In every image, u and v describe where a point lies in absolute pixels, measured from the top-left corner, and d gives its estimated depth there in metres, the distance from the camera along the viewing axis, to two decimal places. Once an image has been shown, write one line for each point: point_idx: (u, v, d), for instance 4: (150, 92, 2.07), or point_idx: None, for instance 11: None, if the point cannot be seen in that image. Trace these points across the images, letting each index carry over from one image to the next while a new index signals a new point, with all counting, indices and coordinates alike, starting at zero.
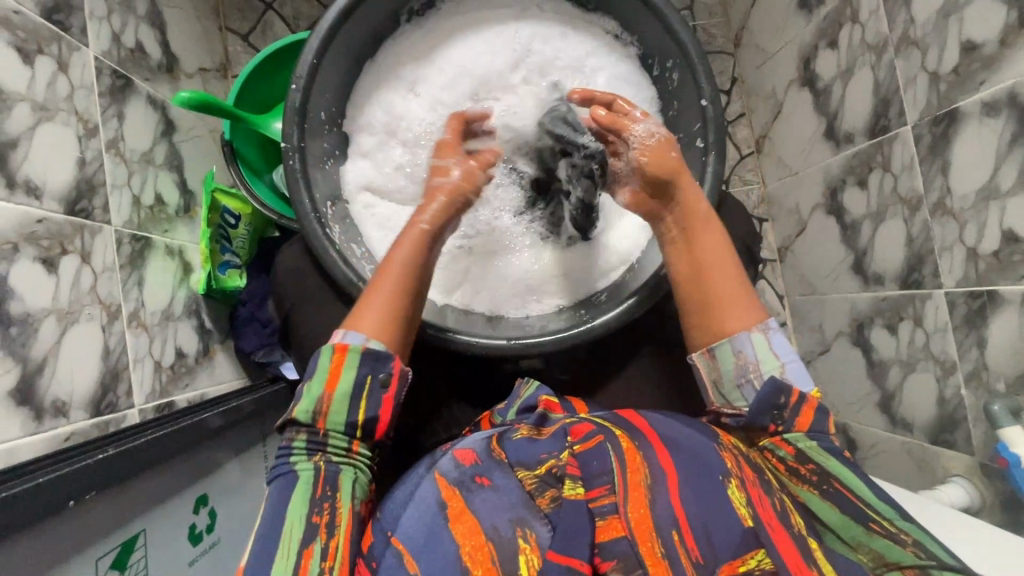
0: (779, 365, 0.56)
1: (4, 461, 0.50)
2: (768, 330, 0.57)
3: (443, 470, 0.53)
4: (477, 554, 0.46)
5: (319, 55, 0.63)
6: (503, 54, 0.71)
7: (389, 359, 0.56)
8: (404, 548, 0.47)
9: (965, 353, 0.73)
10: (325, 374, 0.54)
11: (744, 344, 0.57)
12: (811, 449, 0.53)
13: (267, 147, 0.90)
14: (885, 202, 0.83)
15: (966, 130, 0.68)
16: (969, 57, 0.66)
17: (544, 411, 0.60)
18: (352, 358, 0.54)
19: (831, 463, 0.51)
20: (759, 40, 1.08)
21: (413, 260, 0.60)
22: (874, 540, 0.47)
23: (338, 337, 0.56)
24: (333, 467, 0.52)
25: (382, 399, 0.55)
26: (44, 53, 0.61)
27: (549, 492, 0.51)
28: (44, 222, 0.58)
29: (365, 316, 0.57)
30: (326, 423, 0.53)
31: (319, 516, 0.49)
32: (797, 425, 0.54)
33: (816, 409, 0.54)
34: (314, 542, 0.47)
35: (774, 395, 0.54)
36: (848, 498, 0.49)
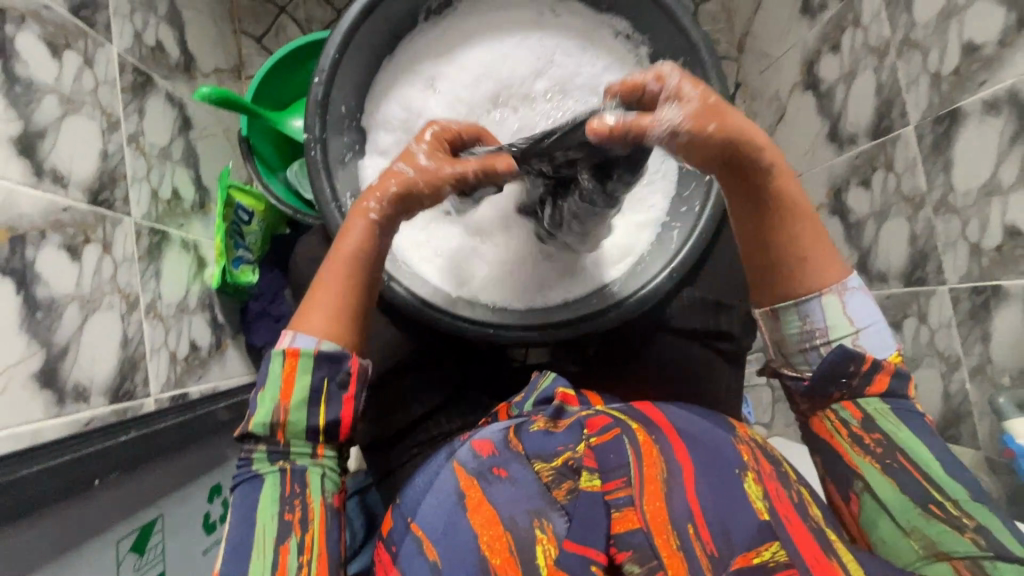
0: (852, 330, 0.52)
1: (30, 439, 0.51)
2: (846, 292, 0.52)
3: (461, 460, 0.52)
4: (494, 544, 0.46)
5: (341, 51, 0.66)
6: (526, 63, 0.73)
7: (343, 358, 0.53)
8: (423, 534, 0.49)
9: (969, 348, 0.74)
10: (278, 381, 0.52)
11: (812, 309, 0.52)
12: (880, 415, 0.50)
13: (282, 145, 0.92)
14: (888, 201, 0.85)
15: (968, 129, 0.69)
16: (970, 58, 0.68)
17: (561, 403, 0.58)
18: (305, 363, 0.52)
19: (899, 431, 0.50)
20: (763, 46, 1.10)
21: (362, 251, 0.56)
22: (929, 524, 0.46)
23: (286, 342, 0.53)
24: (298, 467, 0.50)
25: (341, 398, 0.52)
26: (71, 48, 0.63)
27: (566, 484, 0.50)
28: (69, 210, 0.59)
29: (313, 315, 0.54)
30: (285, 429, 0.51)
31: (291, 514, 0.49)
32: (870, 390, 0.51)
33: (892, 378, 0.51)
34: (290, 538, 0.48)
35: (842, 362, 0.51)
36: (911, 477, 0.48)
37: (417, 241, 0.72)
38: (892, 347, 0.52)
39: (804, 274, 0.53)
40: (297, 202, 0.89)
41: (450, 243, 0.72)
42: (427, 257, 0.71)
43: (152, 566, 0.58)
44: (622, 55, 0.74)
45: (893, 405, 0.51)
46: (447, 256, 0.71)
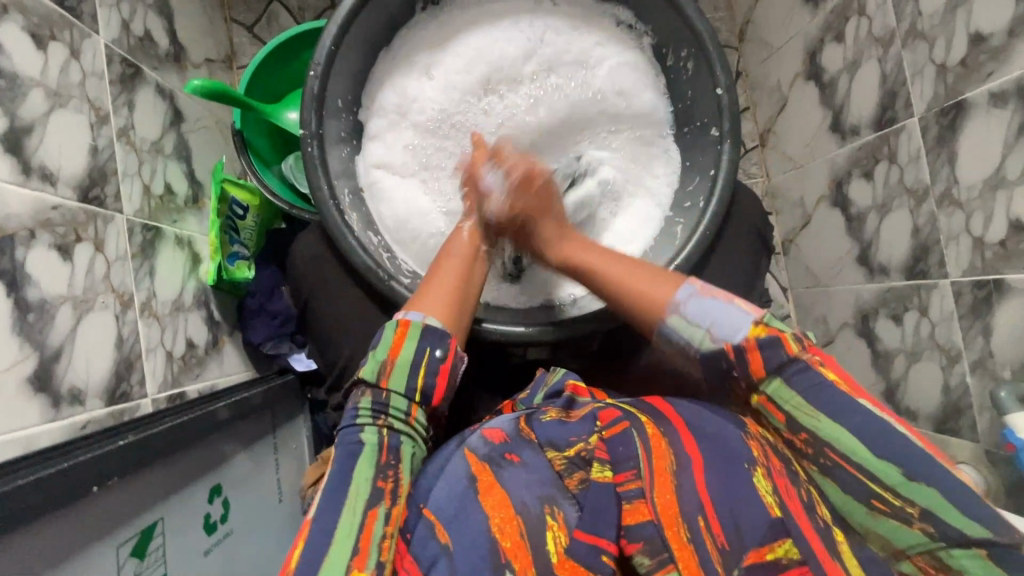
0: (705, 328, 0.51)
1: (22, 448, 0.50)
2: (679, 303, 0.54)
3: (472, 447, 0.52)
4: (506, 527, 0.45)
5: (337, 41, 0.64)
6: (516, 44, 0.72)
7: (445, 334, 0.55)
8: (435, 519, 0.47)
9: (970, 341, 0.74)
10: (387, 343, 0.54)
11: (671, 333, 0.54)
12: (795, 408, 0.46)
13: (276, 135, 0.90)
14: (891, 193, 0.84)
15: (973, 121, 0.69)
16: (977, 49, 0.67)
17: (571, 395, 0.60)
18: (416, 331, 0.54)
19: (824, 430, 0.45)
20: (764, 34, 1.09)
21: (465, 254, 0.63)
22: (879, 521, 0.44)
23: (402, 313, 0.56)
24: (396, 438, 0.51)
25: (438, 371, 0.54)
26: (57, 39, 0.61)
27: (578, 474, 0.50)
28: (59, 208, 0.58)
29: (428, 298, 0.58)
30: (388, 383, 0.53)
31: (384, 482, 0.49)
32: (753, 376, 0.48)
33: (761, 347, 0.48)
34: (380, 504, 0.47)
35: (717, 359, 0.50)
36: (846, 471, 0.45)
37: (393, 222, 0.70)
38: (752, 315, 0.49)
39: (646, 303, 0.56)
40: (292, 196, 0.87)
41: (431, 228, 0.71)
42: (405, 241, 0.70)
43: (154, 568, 0.58)
44: (620, 41, 0.73)
45: (800, 384, 0.46)
46: (423, 241, 0.71)
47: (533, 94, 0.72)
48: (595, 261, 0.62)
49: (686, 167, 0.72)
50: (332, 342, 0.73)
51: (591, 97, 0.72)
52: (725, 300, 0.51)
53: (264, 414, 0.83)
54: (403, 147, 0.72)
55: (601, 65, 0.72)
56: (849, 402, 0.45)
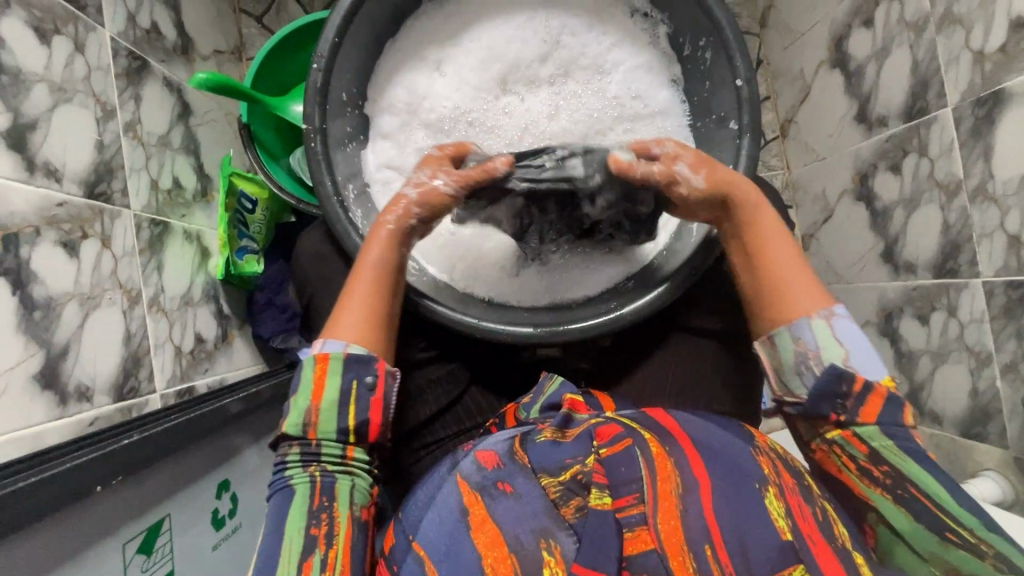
0: (843, 352, 0.51)
1: (30, 446, 0.50)
2: (834, 316, 0.52)
3: (464, 473, 0.49)
4: (498, 566, 0.43)
5: (341, 33, 0.62)
6: (532, 45, 0.69)
7: (370, 361, 0.53)
8: (425, 554, 0.45)
9: (1002, 344, 0.70)
10: (310, 384, 0.52)
11: (803, 329, 0.52)
12: (887, 448, 0.48)
13: (284, 130, 0.88)
14: (920, 188, 0.80)
15: (1012, 112, 0.64)
16: (1019, 35, 0.62)
17: (569, 411, 0.55)
18: (336, 366, 0.53)
19: (911, 467, 0.46)
20: (788, 20, 1.04)
21: (386, 262, 0.57)
22: (947, 551, 0.45)
23: (319, 346, 0.54)
24: (328, 477, 0.50)
25: (370, 401, 0.53)
26: (60, 33, 0.60)
27: (574, 501, 0.47)
28: (65, 205, 0.57)
29: (344, 323, 0.55)
30: (316, 433, 0.51)
31: (317, 527, 0.48)
32: (863, 420, 0.49)
33: (886, 398, 0.49)
34: (314, 554, 0.47)
35: (837, 383, 0.50)
36: (922, 505, 0.46)
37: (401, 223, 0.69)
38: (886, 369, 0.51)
39: (790, 299, 0.54)
40: (300, 190, 0.86)
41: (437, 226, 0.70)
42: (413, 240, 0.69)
43: (161, 564, 0.58)
44: (636, 36, 0.70)
45: (894, 435, 0.48)
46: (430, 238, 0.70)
47: (552, 99, 0.69)
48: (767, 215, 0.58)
49: None
50: None
51: (609, 104, 0.70)
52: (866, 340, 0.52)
53: (272, 409, 0.83)
54: (416, 147, 0.70)
55: (615, 70, 0.70)
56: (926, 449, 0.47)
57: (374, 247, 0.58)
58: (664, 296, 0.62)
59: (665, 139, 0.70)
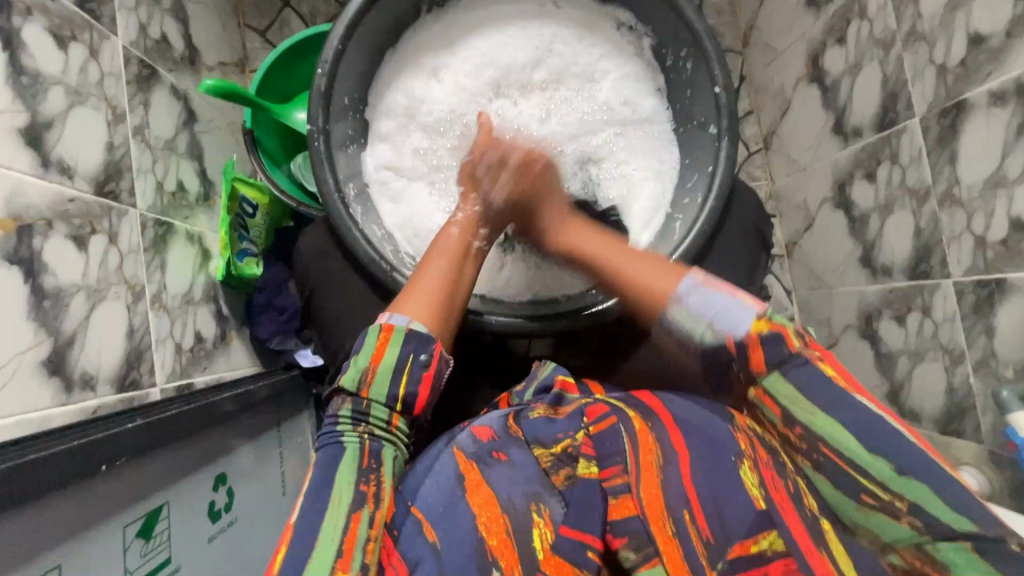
0: (705, 322, 0.49)
1: (37, 427, 0.52)
2: (680, 294, 0.52)
3: (461, 444, 0.53)
4: (492, 526, 0.46)
5: (344, 41, 0.66)
6: (525, 52, 0.74)
7: (430, 341, 0.54)
8: (423, 517, 0.48)
9: (973, 341, 0.74)
10: (371, 347, 0.53)
11: (671, 321, 0.52)
12: (794, 402, 0.44)
13: (286, 136, 0.92)
14: (893, 195, 0.84)
15: (974, 120, 0.69)
16: (977, 49, 0.67)
17: (561, 391, 0.59)
18: (399, 337, 0.53)
19: (822, 425, 0.43)
20: (768, 39, 1.10)
21: (456, 253, 0.63)
22: (868, 516, 0.42)
23: (385, 317, 0.55)
24: (376, 442, 0.50)
25: (422, 377, 0.53)
26: (77, 40, 0.63)
27: (564, 470, 0.51)
28: (76, 201, 0.60)
29: (412, 301, 0.57)
30: (370, 392, 0.51)
31: (367, 485, 0.47)
32: (752, 368, 0.46)
33: (762, 342, 0.45)
34: (363, 507, 0.46)
35: (718, 350, 0.49)
36: (841, 469, 0.42)
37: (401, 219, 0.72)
38: (756, 309, 0.47)
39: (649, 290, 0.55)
40: (301, 194, 0.89)
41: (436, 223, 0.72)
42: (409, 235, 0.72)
43: (158, 551, 0.59)
44: (622, 48, 0.75)
45: (804, 383, 0.43)
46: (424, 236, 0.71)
47: (544, 103, 0.74)
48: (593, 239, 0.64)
49: (686, 164, 0.72)
50: (335, 337, 0.75)
51: (599, 108, 0.74)
52: (727, 292, 0.49)
53: (269, 407, 0.85)
54: (412, 149, 0.73)
55: (606, 78, 0.75)
56: (839, 394, 0.43)
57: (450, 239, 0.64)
58: None
59: (651, 143, 0.74)
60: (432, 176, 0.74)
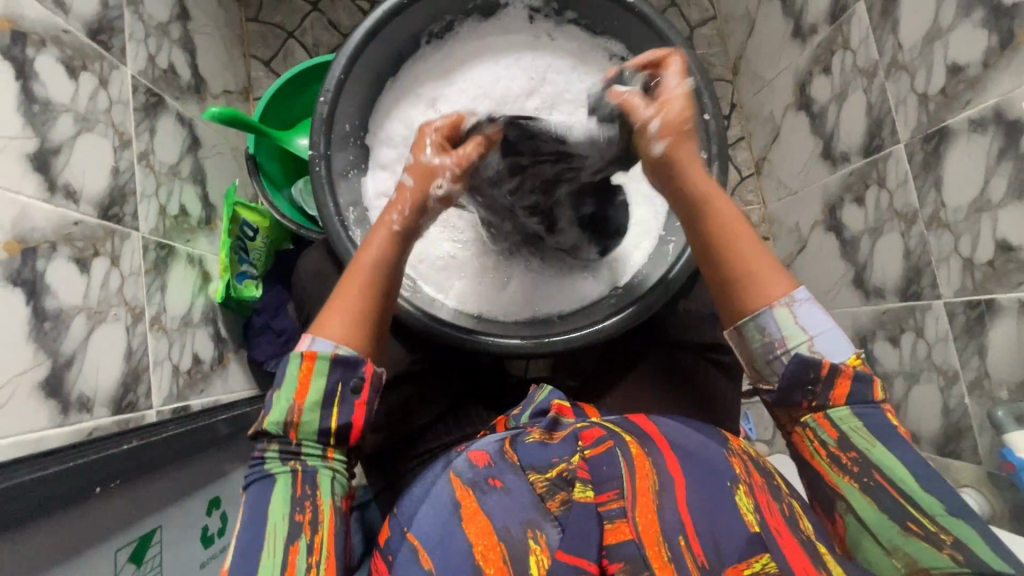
0: (808, 338, 0.52)
1: (31, 450, 0.52)
2: (795, 300, 0.52)
3: (457, 470, 0.52)
4: (488, 554, 0.45)
5: (347, 71, 0.68)
6: (519, 82, 0.76)
7: (358, 364, 0.51)
8: (418, 543, 0.47)
9: (966, 361, 0.74)
10: (293, 382, 0.51)
11: (769, 321, 0.52)
12: (857, 433, 0.49)
13: (287, 161, 0.94)
14: (882, 218, 0.86)
15: (956, 146, 0.71)
16: (955, 79, 0.70)
17: (555, 415, 0.58)
18: (322, 365, 0.51)
19: (878, 452, 0.48)
20: (757, 69, 1.13)
21: (382, 265, 0.57)
22: (909, 542, 0.46)
23: (307, 343, 0.52)
24: (309, 469, 0.49)
25: (354, 403, 0.51)
26: (87, 70, 0.66)
27: (559, 495, 0.49)
28: (80, 224, 0.61)
29: (332, 320, 0.53)
30: (298, 432, 0.50)
31: (301, 515, 0.48)
32: (834, 398, 0.50)
33: (854, 378, 0.50)
34: (300, 539, 0.47)
35: (812, 367, 0.51)
36: (888, 494, 0.47)
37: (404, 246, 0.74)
38: (852, 348, 0.52)
39: (753, 279, 0.53)
40: (300, 217, 0.90)
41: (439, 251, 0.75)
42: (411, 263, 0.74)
43: None
44: None
45: (865, 417, 0.50)
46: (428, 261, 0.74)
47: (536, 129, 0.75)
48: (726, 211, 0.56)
49: None
50: None
51: None
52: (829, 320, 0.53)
53: None
54: None
55: None
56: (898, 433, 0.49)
57: (373, 248, 0.57)
58: (637, 311, 0.67)
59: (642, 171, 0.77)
60: None
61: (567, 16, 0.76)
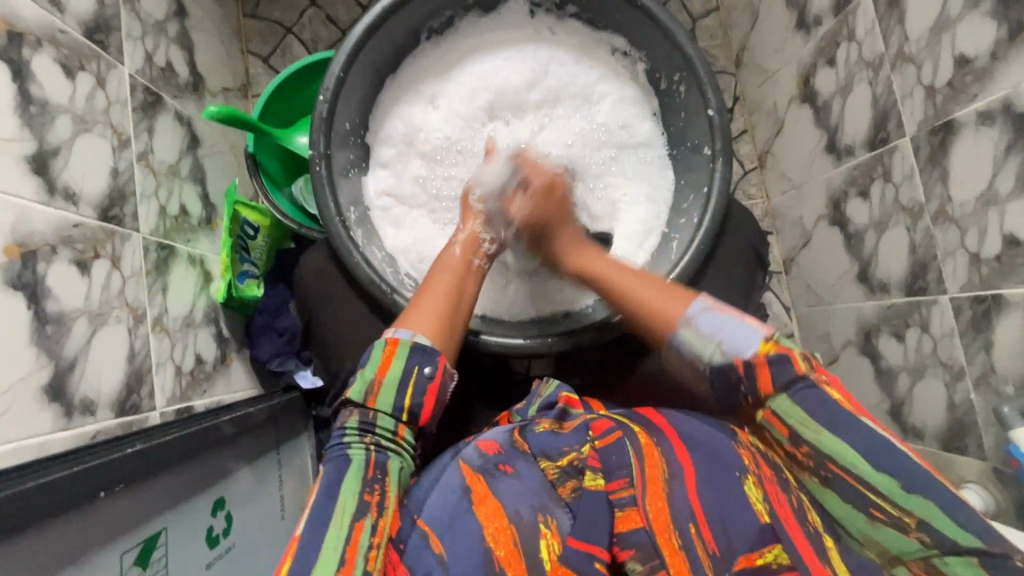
0: (715, 342, 0.51)
1: (34, 454, 0.51)
2: (691, 317, 0.54)
3: (467, 458, 0.52)
4: (499, 537, 0.45)
5: (346, 69, 0.67)
6: (521, 75, 0.75)
7: (434, 353, 0.54)
8: (429, 528, 0.47)
9: (972, 357, 0.74)
10: (376, 360, 0.52)
11: (680, 343, 0.54)
12: (800, 423, 0.46)
13: (287, 159, 0.93)
14: (887, 212, 0.85)
15: (963, 139, 0.70)
16: (963, 71, 0.69)
17: (564, 407, 0.59)
18: (402, 350, 0.53)
19: (830, 445, 0.44)
20: (759, 61, 1.12)
21: (456, 279, 0.62)
22: (877, 529, 0.44)
23: (390, 332, 0.55)
24: (382, 452, 0.49)
25: (427, 387, 0.52)
26: (85, 70, 0.65)
27: (570, 482, 0.50)
28: (80, 226, 0.61)
29: (416, 317, 0.57)
30: (376, 404, 0.51)
31: (370, 494, 0.47)
32: (760, 391, 0.48)
33: (770, 363, 0.47)
34: (366, 516, 0.45)
35: (729, 371, 0.50)
36: (848, 483, 0.44)
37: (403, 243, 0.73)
38: (762, 333, 0.50)
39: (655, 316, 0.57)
40: (302, 216, 0.90)
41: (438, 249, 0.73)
42: (411, 262, 0.73)
43: None
44: (619, 72, 0.77)
45: (804, 401, 0.46)
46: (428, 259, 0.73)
47: (538, 121, 0.76)
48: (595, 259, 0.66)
49: (680, 185, 0.74)
50: (334, 359, 0.75)
51: (596, 129, 0.76)
52: (735, 316, 0.52)
53: (268, 429, 0.84)
54: (412, 175, 0.75)
55: (602, 100, 0.76)
56: (850, 419, 0.44)
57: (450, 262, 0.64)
58: None
59: (643, 168, 0.76)
60: (433, 204, 0.75)
61: (568, 11, 0.75)
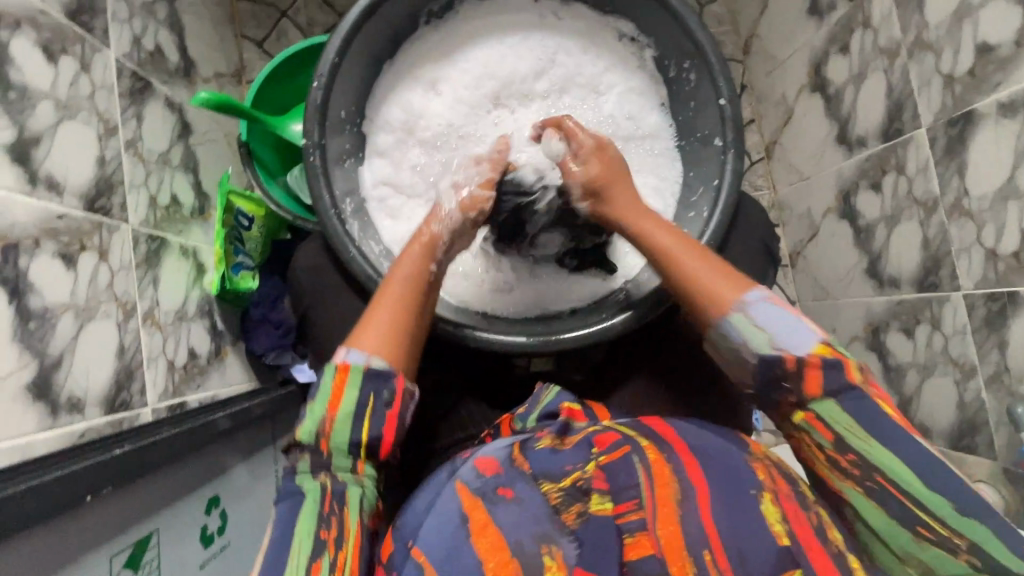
0: (767, 336, 0.51)
1: (20, 456, 0.50)
2: (748, 304, 0.52)
3: (463, 479, 0.49)
4: (500, 572, 0.42)
5: (341, 53, 0.64)
6: (526, 61, 0.72)
7: (390, 376, 0.52)
8: (424, 558, 0.44)
9: (985, 354, 0.72)
10: (327, 393, 0.51)
11: (725, 328, 0.53)
12: (850, 432, 0.47)
13: (281, 150, 0.91)
14: (900, 205, 0.83)
15: (983, 130, 0.67)
16: (985, 59, 0.66)
17: (567, 420, 0.57)
18: (356, 377, 0.51)
19: (877, 454, 0.46)
20: (769, 48, 1.09)
21: (412, 283, 0.58)
22: (924, 549, 0.45)
23: (340, 354, 0.53)
24: (338, 485, 0.49)
25: (386, 416, 0.51)
26: (67, 53, 0.62)
27: (575, 506, 0.47)
28: (64, 218, 0.58)
29: (371, 332, 0.54)
30: (329, 442, 0.50)
31: (327, 531, 0.47)
32: (807, 392, 0.49)
33: (822, 367, 0.48)
34: (323, 556, 0.46)
35: (775, 366, 0.50)
36: (894, 498, 0.46)
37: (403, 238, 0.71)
38: (818, 334, 0.49)
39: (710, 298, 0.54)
40: (297, 207, 0.87)
41: None
42: None
43: None
44: (625, 59, 0.73)
45: (851, 406, 0.47)
46: None
47: (545, 110, 0.73)
48: (661, 230, 0.59)
49: (690, 177, 0.71)
50: (328, 355, 0.73)
51: (603, 120, 0.73)
52: (791, 313, 0.51)
53: (265, 425, 0.83)
54: (410, 165, 0.72)
55: (610, 91, 0.73)
56: (898, 431, 0.46)
57: (404, 263, 0.60)
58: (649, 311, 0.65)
59: (652, 162, 0.73)
60: (433, 196, 0.72)
61: None
